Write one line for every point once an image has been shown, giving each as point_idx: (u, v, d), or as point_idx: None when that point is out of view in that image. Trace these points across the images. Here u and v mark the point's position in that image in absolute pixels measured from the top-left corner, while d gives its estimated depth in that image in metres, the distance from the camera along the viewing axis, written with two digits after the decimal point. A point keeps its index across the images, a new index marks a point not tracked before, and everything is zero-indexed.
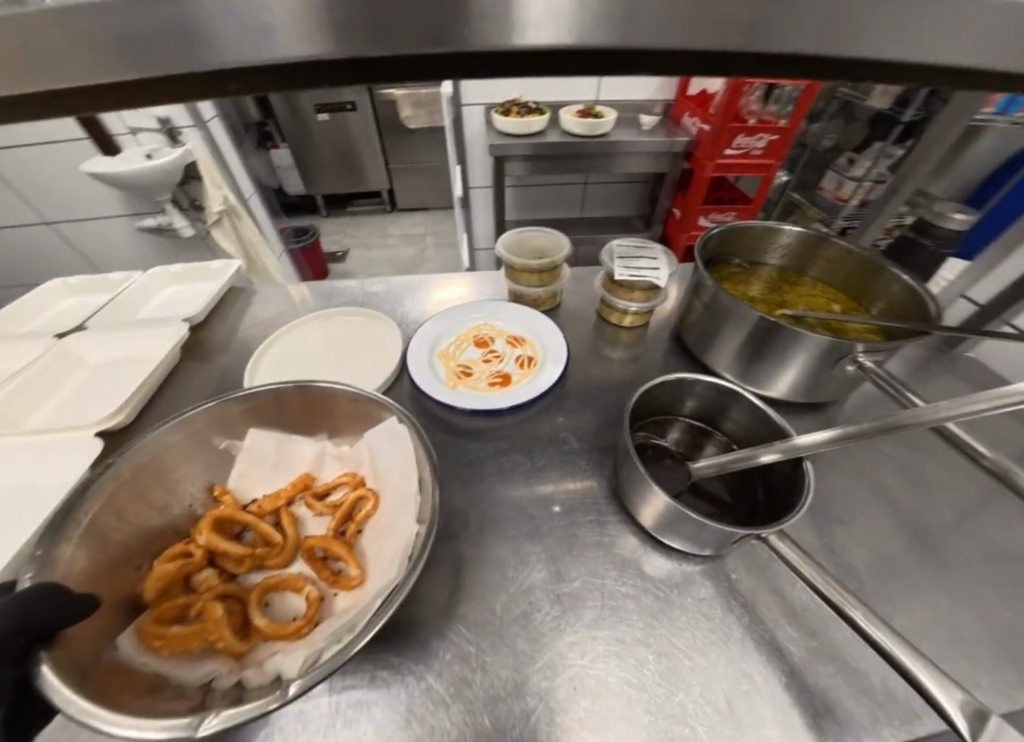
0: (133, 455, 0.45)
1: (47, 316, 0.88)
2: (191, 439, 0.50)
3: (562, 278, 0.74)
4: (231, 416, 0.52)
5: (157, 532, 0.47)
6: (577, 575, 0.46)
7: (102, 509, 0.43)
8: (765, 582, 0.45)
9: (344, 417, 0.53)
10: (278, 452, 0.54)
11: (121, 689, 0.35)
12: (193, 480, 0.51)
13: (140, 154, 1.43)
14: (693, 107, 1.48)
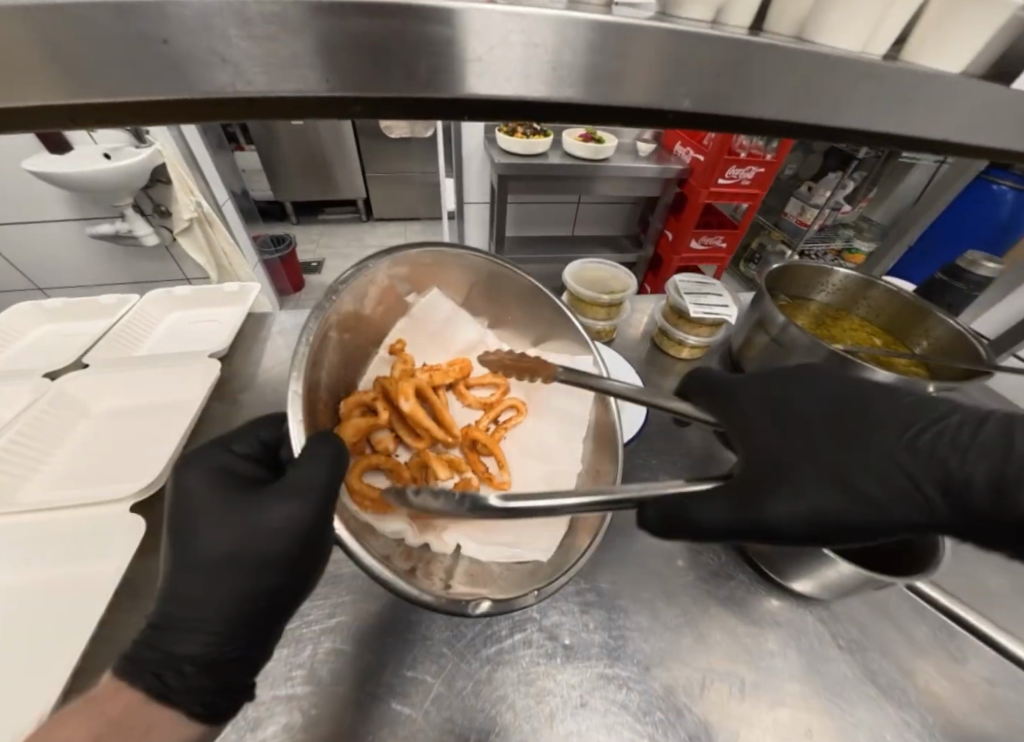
0: (359, 283, 0.46)
1: (19, 349, 0.74)
2: (398, 282, 0.52)
3: (624, 312, 0.75)
4: (437, 269, 0.55)
5: (343, 363, 0.50)
6: (720, 633, 0.45)
7: (327, 341, 0.44)
8: (892, 623, 0.47)
9: (522, 302, 0.60)
10: (448, 322, 0.60)
11: (355, 526, 0.41)
12: (374, 321, 0.53)
13: (98, 153, 1.28)
14: (685, 136, 1.51)
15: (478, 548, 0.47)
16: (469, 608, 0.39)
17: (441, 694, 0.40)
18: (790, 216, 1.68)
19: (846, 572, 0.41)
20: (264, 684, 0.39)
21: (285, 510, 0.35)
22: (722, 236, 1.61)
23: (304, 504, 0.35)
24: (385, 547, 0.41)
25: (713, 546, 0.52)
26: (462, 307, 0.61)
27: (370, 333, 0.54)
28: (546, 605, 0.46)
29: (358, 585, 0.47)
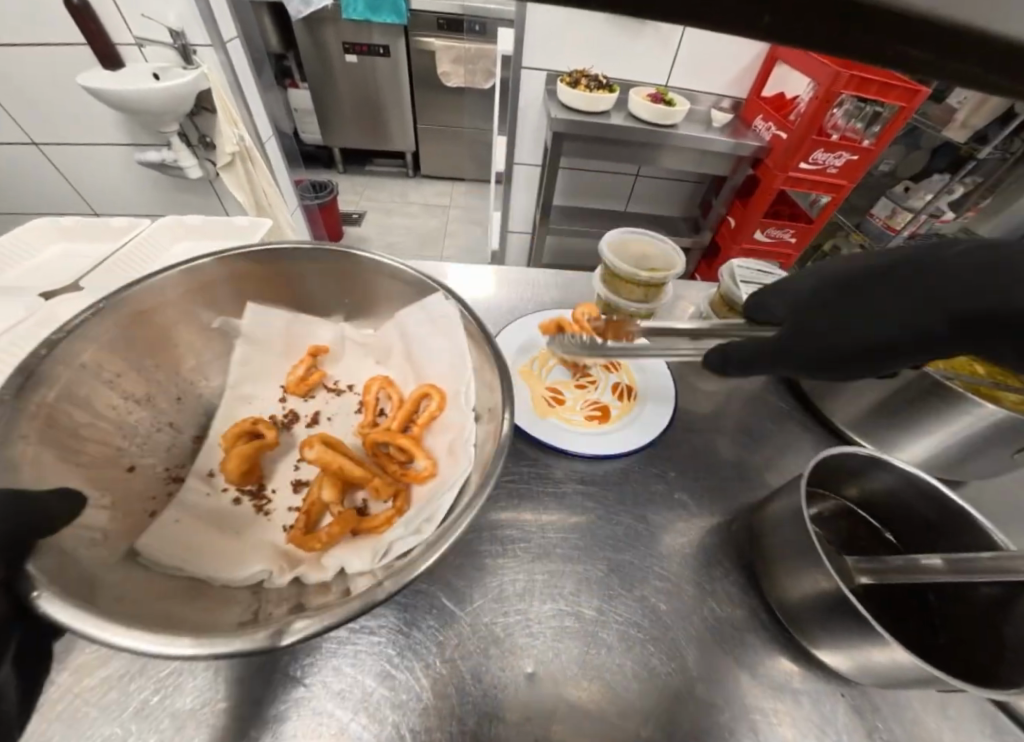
0: (96, 331, 0.44)
1: (33, 264, 0.73)
2: (175, 312, 0.51)
3: (665, 296, 0.65)
4: (212, 286, 0.52)
5: (160, 418, 0.51)
6: (720, 698, 0.37)
7: (89, 392, 0.44)
8: (948, 723, 0.37)
9: (338, 279, 0.57)
10: (287, 336, 0.58)
11: (156, 600, 0.36)
12: (185, 364, 0.54)
13: (146, 73, 1.15)
14: (769, 108, 1.30)
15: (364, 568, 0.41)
16: (275, 640, 0.29)
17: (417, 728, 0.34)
18: (875, 218, 1.43)
19: (905, 662, 0.32)
20: (186, 673, 0.34)
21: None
22: (792, 230, 1.40)
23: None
24: (239, 610, 0.38)
25: (728, 587, 0.43)
26: (297, 311, 0.59)
27: (197, 377, 0.54)
28: (519, 622, 0.39)
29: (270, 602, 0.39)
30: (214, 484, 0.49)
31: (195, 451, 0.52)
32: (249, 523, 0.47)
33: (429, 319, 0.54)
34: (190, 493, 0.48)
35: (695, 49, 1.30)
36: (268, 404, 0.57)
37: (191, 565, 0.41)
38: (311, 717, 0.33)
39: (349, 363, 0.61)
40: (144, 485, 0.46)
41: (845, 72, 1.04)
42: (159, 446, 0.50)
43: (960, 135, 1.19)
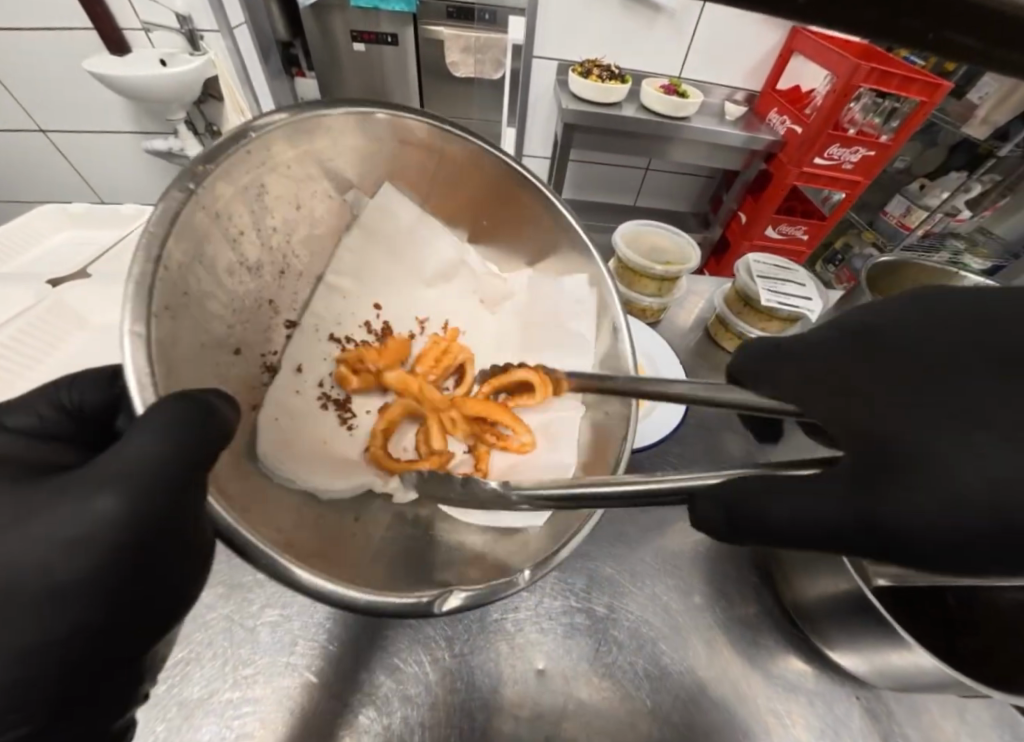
0: (240, 169, 0.35)
1: (40, 252, 0.73)
2: (308, 167, 0.42)
3: (679, 290, 0.64)
4: (359, 146, 0.44)
5: (262, 293, 0.42)
6: (731, 697, 0.37)
7: (217, 255, 0.35)
8: (959, 720, 0.37)
9: (490, 199, 0.52)
10: (410, 236, 0.51)
11: (285, 513, 0.35)
12: (297, 230, 0.45)
13: (153, 58, 1.14)
14: (784, 101, 1.28)
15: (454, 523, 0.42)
16: (434, 607, 0.32)
17: (426, 717, 0.33)
18: (889, 217, 1.41)
19: (928, 667, 0.31)
20: (196, 661, 0.34)
21: (112, 498, 0.22)
22: (805, 227, 1.37)
23: (141, 486, 0.23)
24: (343, 529, 0.38)
25: (741, 586, 0.42)
26: (426, 209, 0.53)
27: (302, 249, 0.46)
28: (527, 617, 0.39)
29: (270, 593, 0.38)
30: (301, 381, 0.46)
31: (288, 339, 0.46)
32: (332, 433, 0.47)
33: (580, 295, 0.53)
34: (281, 383, 0.44)
35: (709, 39, 1.28)
36: (361, 308, 0.52)
37: (302, 479, 0.39)
38: (319, 711, 0.33)
39: (452, 291, 0.56)
40: (246, 373, 0.40)
41: (865, 65, 1.02)
42: (259, 326, 0.42)
43: (980, 133, 1.17)
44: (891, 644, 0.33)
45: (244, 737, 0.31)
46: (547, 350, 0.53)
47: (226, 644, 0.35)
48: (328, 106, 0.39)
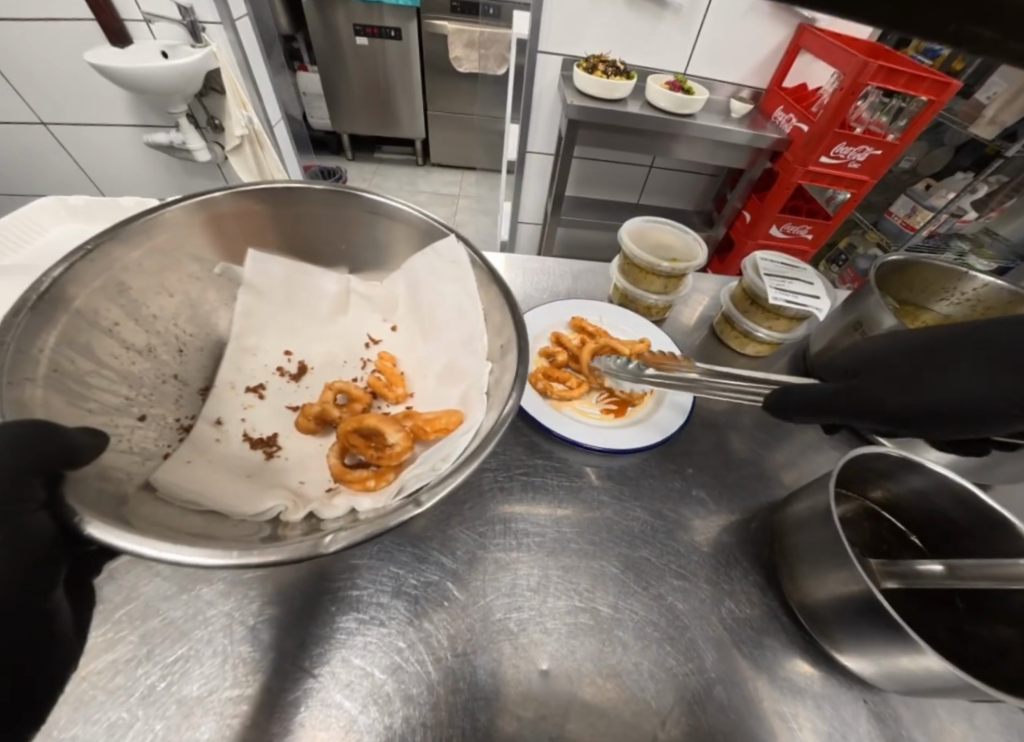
0: (91, 274, 0.41)
1: (40, 245, 0.73)
2: (160, 258, 0.47)
3: (685, 287, 0.63)
4: (196, 229, 0.48)
5: (163, 370, 0.47)
6: (736, 698, 0.36)
7: (90, 339, 0.41)
8: (963, 721, 0.37)
9: (336, 224, 0.54)
10: (291, 282, 0.55)
11: (177, 525, 0.36)
12: (181, 313, 0.50)
13: (154, 50, 1.13)
14: (790, 99, 1.27)
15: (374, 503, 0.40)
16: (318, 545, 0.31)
17: (426, 714, 0.33)
18: (894, 217, 1.40)
19: (938, 670, 0.30)
20: (197, 661, 0.33)
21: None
22: (810, 226, 1.36)
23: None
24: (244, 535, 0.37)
25: (748, 587, 0.42)
26: (298, 259, 0.56)
27: (194, 327, 0.51)
28: (531, 618, 0.38)
29: (271, 592, 0.37)
30: (224, 430, 0.47)
31: (202, 402, 0.49)
32: (256, 467, 0.45)
33: (439, 263, 0.52)
34: (199, 436, 0.46)
35: (716, 34, 1.26)
36: (271, 356, 0.53)
37: (209, 500, 0.40)
38: (316, 712, 0.32)
39: (353, 317, 0.57)
40: (156, 435, 0.44)
41: (872, 63, 1.01)
42: (166, 397, 0.46)
43: (989, 132, 1.16)
44: (900, 647, 0.32)
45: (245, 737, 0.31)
46: (437, 339, 0.52)
47: (225, 643, 0.34)
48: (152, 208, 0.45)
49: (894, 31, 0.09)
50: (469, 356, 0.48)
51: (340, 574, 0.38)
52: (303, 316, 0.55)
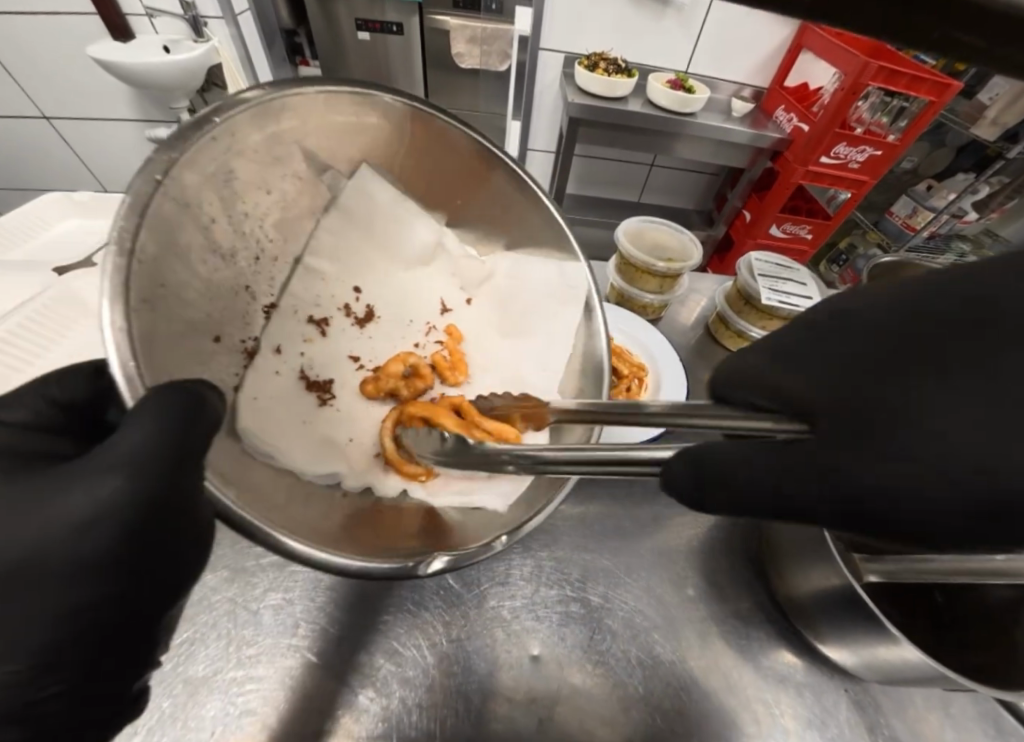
0: (207, 153, 0.30)
1: (45, 239, 0.74)
2: (280, 150, 0.38)
3: (681, 286, 0.64)
4: (332, 127, 0.40)
5: (237, 279, 0.38)
6: (721, 685, 0.38)
7: (186, 238, 0.30)
8: (937, 708, 0.38)
9: (473, 185, 0.50)
10: (390, 211, 0.48)
11: (276, 488, 0.33)
12: (270, 211, 0.40)
13: (156, 44, 1.13)
14: (792, 99, 1.27)
15: (426, 495, 0.43)
16: (418, 568, 0.34)
17: (421, 690, 0.35)
18: (894, 217, 1.41)
19: (914, 661, 0.32)
20: (201, 645, 0.35)
21: (119, 486, 0.22)
22: (809, 226, 1.36)
23: (145, 470, 0.22)
24: (328, 510, 0.36)
25: (735, 580, 0.43)
26: (406, 189, 0.49)
27: (275, 232, 0.41)
28: (524, 606, 0.39)
29: (275, 580, 0.38)
30: (284, 360, 0.42)
31: (268, 319, 0.41)
32: (312, 411, 0.43)
33: (555, 283, 0.52)
34: (262, 363, 0.40)
35: (719, 33, 1.27)
36: (340, 287, 0.47)
37: (285, 455, 0.37)
38: (314, 691, 0.34)
39: (430, 278, 0.53)
40: (227, 361, 0.36)
41: (873, 64, 1.01)
42: (236, 316, 0.38)
43: (989, 134, 1.16)
44: (876, 638, 0.34)
45: (247, 714, 0.32)
46: (520, 337, 0.53)
47: (229, 626, 0.36)
48: (292, 86, 0.35)
49: None
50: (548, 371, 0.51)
51: None
52: (380, 255, 0.49)
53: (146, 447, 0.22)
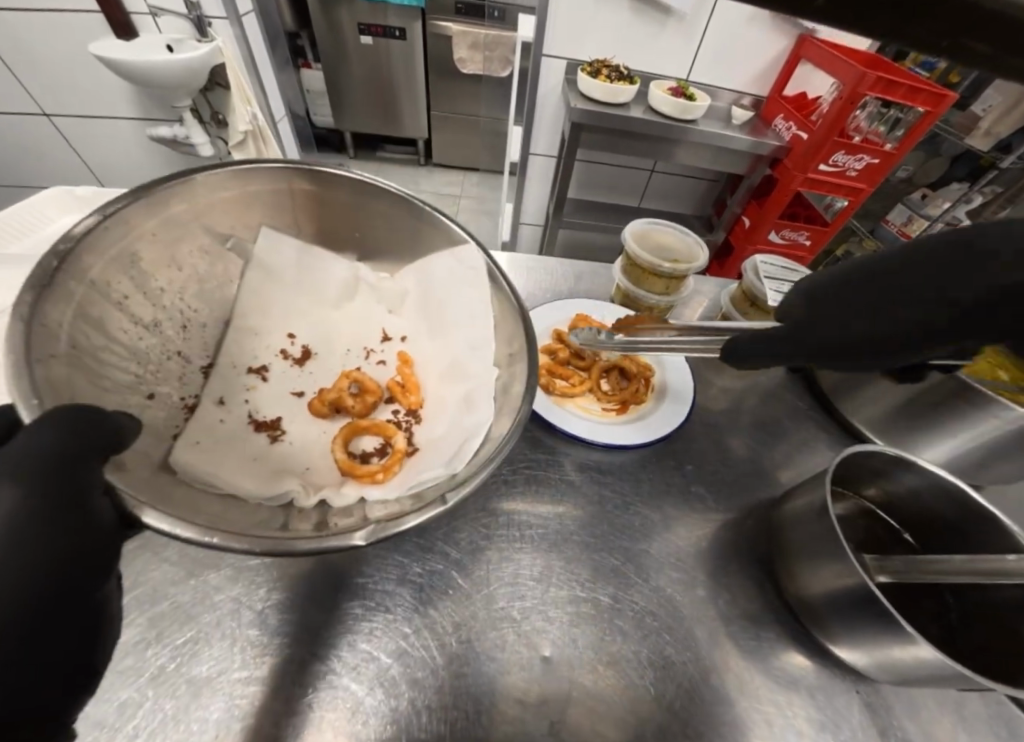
0: (107, 243, 0.38)
1: (45, 235, 0.73)
2: (177, 231, 0.45)
3: (686, 288, 0.65)
4: (218, 204, 0.47)
5: (168, 346, 0.46)
6: (733, 687, 0.37)
7: (102, 313, 0.38)
8: (950, 711, 0.38)
9: (362, 212, 0.53)
10: (300, 266, 0.54)
11: (201, 505, 0.36)
12: (188, 287, 0.48)
13: (159, 43, 1.13)
14: (791, 108, 1.29)
15: (383, 494, 0.42)
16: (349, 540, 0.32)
17: (423, 689, 0.34)
18: (891, 225, 1.43)
19: (930, 661, 0.31)
20: (206, 645, 0.34)
21: (25, 480, 0.24)
22: (807, 232, 1.38)
23: (53, 462, 0.25)
24: (261, 519, 0.38)
25: (745, 580, 0.43)
26: (309, 243, 0.55)
27: (198, 302, 0.49)
28: (533, 606, 0.39)
29: (278, 579, 0.38)
30: (228, 410, 0.47)
31: (206, 381, 0.48)
32: (264, 448, 0.47)
33: (456, 268, 0.52)
34: (203, 416, 0.45)
35: (719, 42, 1.28)
36: (275, 337, 0.54)
37: (226, 483, 0.40)
38: (326, 694, 0.33)
39: (359, 306, 0.57)
40: (165, 414, 0.43)
41: (871, 74, 1.02)
42: (172, 374, 0.46)
43: (984, 144, 1.18)
44: (894, 640, 0.33)
45: (253, 717, 0.31)
46: (448, 338, 0.53)
47: (233, 625, 0.35)
48: (175, 178, 0.42)
49: (914, 38, 0.09)
50: (478, 357, 0.49)
51: (337, 562, 0.39)
52: (311, 299, 0.56)
53: (44, 443, 0.26)
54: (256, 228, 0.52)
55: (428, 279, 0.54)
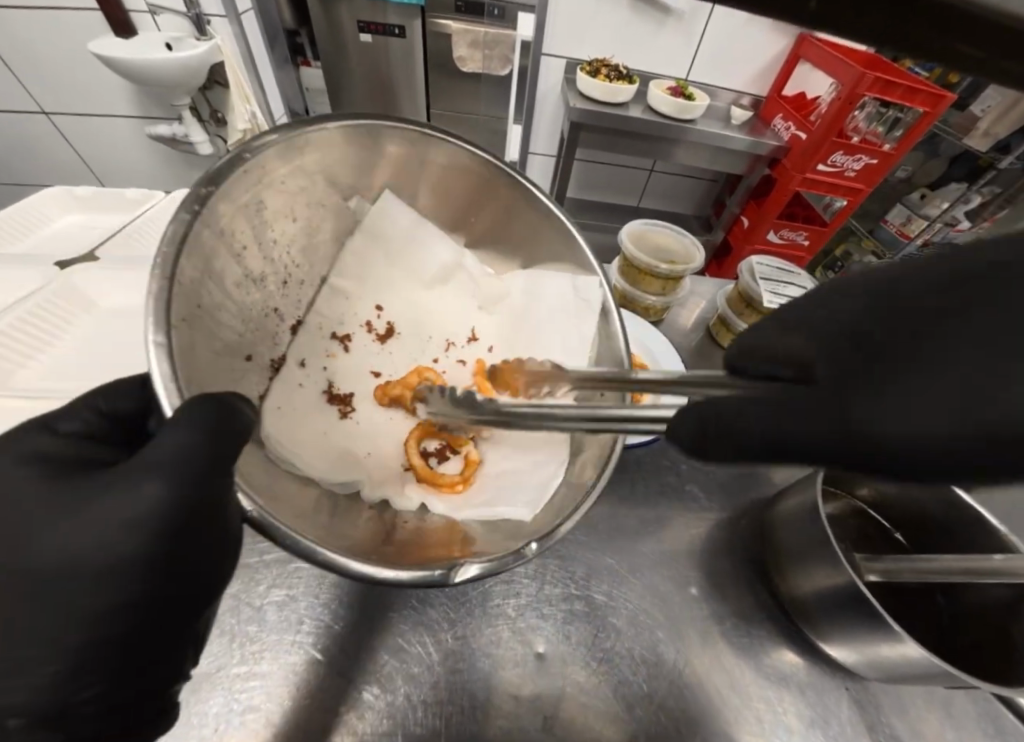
0: (240, 190, 0.34)
1: (45, 234, 0.73)
2: (302, 179, 0.40)
3: (683, 289, 0.65)
4: (351, 156, 0.43)
5: (268, 303, 0.42)
6: (723, 683, 0.38)
7: (222, 267, 0.34)
8: (936, 707, 0.39)
9: (488, 210, 0.51)
10: (406, 238, 0.51)
11: (303, 496, 0.34)
12: (296, 240, 0.44)
13: (157, 41, 1.13)
14: (790, 107, 1.29)
15: (447, 510, 0.42)
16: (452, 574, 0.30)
17: (423, 684, 0.35)
18: (889, 225, 1.43)
19: (916, 659, 0.32)
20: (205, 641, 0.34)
21: (159, 483, 0.23)
22: (805, 232, 1.38)
23: (181, 472, 0.23)
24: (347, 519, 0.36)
25: (737, 579, 0.43)
26: (425, 216, 0.52)
27: (302, 257, 0.45)
28: (528, 604, 0.39)
29: (277, 577, 0.38)
30: (308, 374, 0.46)
31: (293, 337, 0.46)
32: (334, 422, 0.46)
33: (570, 295, 0.50)
34: (287, 375, 0.43)
35: (717, 42, 1.28)
36: (365, 308, 0.51)
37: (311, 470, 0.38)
38: (324, 690, 0.34)
39: (449, 296, 0.55)
40: (257, 380, 0.40)
41: (869, 74, 1.03)
42: (267, 334, 0.42)
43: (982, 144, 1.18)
44: (882, 639, 0.34)
45: (250, 711, 0.32)
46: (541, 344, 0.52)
47: (232, 622, 0.35)
48: (315, 123, 0.37)
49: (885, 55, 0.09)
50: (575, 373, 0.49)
51: None
52: (400, 273, 0.53)
53: (185, 452, 0.23)
54: (380, 188, 0.48)
55: (536, 288, 0.53)
